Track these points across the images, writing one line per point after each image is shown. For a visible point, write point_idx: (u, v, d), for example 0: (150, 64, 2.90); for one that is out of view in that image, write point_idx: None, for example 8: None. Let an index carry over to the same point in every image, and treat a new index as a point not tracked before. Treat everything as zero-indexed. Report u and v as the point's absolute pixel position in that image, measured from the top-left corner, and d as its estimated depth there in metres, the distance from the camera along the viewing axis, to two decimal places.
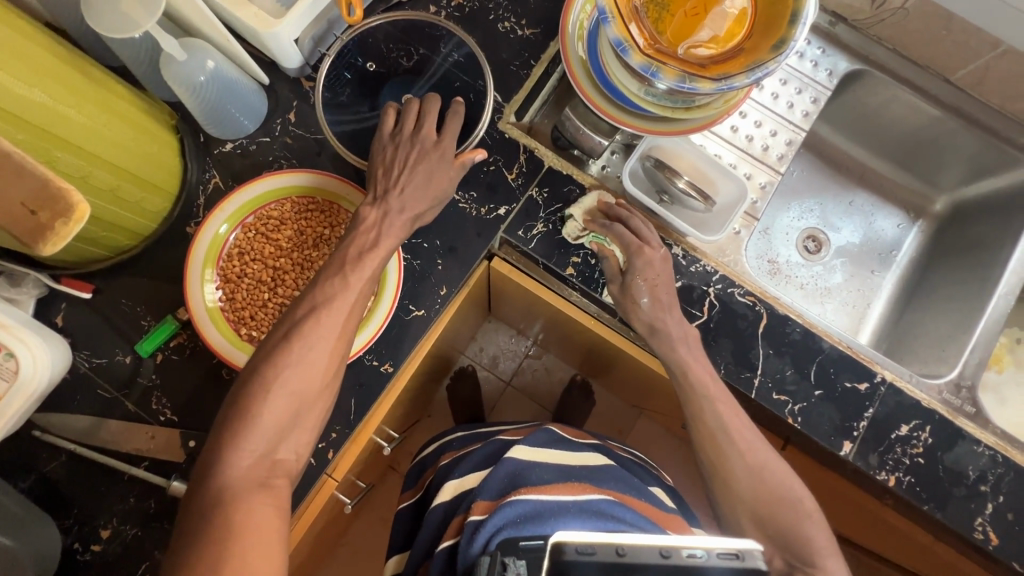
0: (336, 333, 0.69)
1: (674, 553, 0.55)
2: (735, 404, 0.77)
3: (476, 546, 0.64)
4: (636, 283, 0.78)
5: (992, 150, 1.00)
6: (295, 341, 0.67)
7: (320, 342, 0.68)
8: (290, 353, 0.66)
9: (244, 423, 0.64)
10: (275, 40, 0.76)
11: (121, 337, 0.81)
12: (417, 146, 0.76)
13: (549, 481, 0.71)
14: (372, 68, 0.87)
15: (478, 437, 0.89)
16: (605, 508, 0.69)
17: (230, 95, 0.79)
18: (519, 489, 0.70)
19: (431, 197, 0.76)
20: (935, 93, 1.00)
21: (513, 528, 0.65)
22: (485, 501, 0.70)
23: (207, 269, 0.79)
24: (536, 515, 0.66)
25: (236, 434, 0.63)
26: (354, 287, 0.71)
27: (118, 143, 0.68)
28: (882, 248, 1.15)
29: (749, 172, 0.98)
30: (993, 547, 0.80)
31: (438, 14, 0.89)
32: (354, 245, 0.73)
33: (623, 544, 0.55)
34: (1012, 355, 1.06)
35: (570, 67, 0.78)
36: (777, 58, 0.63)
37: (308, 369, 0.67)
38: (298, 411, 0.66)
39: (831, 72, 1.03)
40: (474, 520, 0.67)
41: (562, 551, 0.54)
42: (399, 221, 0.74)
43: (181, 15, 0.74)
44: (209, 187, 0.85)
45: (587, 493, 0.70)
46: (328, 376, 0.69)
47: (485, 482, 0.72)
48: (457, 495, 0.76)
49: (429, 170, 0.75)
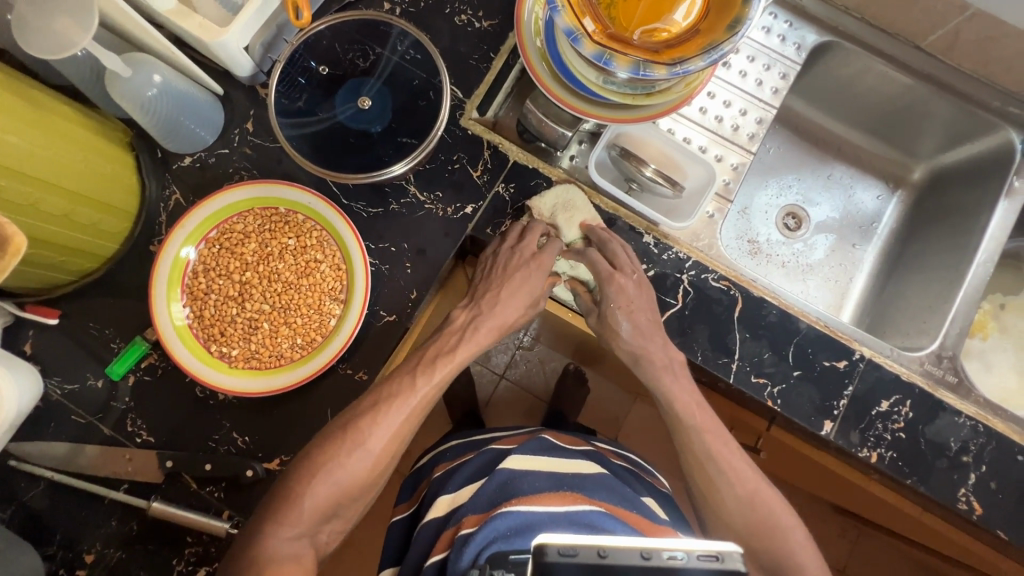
0: (400, 423, 0.71)
1: (654, 554, 0.50)
2: (699, 398, 0.78)
3: (464, 559, 0.62)
4: (612, 313, 0.78)
5: (966, 115, 0.98)
6: (358, 426, 0.70)
7: (377, 431, 0.70)
8: (350, 437, 0.69)
9: (288, 501, 0.67)
10: (224, 50, 0.74)
11: (92, 361, 0.80)
12: (518, 256, 0.78)
13: (538, 489, 0.70)
14: (325, 71, 0.85)
15: (472, 446, 0.89)
16: (595, 520, 0.66)
17: (183, 108, 0.78)
18: (509, 500, 0.69)
19: (521, 306, 0.79)
20: (906, 61, 0.98)
21: (503, 542, 0.63)
22: (474, 515, 0.70)
23: (172, 288, 0.78)
24: (524, 528, 0.64)
25: (278, 512, 0.67)
26: (420, 393, 0.72)
27: (67, 165, 0.66)
28: (863, 221, 1.14)
29: (720, 154, 0.97)
30: (977, 516, 0.80)
31: (393, 11, 0.87)
32: (434, 346, 0.76)
33: (604, 545, 0.51)
34: (996, 321, 1.05)
35: (527, 57, 0.75)
36: (732, 38, 0.61)
37: (365, 455, 0.69)
38: (331, 467, 0.68)
39: (799, 45, 1.01)
40: (464, 534, 0.67)
41: (543, 553, 0.50)
42: (483, 329, 0.77)
43: (122, 30, 0.72)
44: (170, 204, 0.83)
45: (579, 504, 0.69)
46: (381, 460, 0.70)
47: (476, 496, 0.72)
48: (450, 510, 0.75)
49: (524, 279, 0.78)
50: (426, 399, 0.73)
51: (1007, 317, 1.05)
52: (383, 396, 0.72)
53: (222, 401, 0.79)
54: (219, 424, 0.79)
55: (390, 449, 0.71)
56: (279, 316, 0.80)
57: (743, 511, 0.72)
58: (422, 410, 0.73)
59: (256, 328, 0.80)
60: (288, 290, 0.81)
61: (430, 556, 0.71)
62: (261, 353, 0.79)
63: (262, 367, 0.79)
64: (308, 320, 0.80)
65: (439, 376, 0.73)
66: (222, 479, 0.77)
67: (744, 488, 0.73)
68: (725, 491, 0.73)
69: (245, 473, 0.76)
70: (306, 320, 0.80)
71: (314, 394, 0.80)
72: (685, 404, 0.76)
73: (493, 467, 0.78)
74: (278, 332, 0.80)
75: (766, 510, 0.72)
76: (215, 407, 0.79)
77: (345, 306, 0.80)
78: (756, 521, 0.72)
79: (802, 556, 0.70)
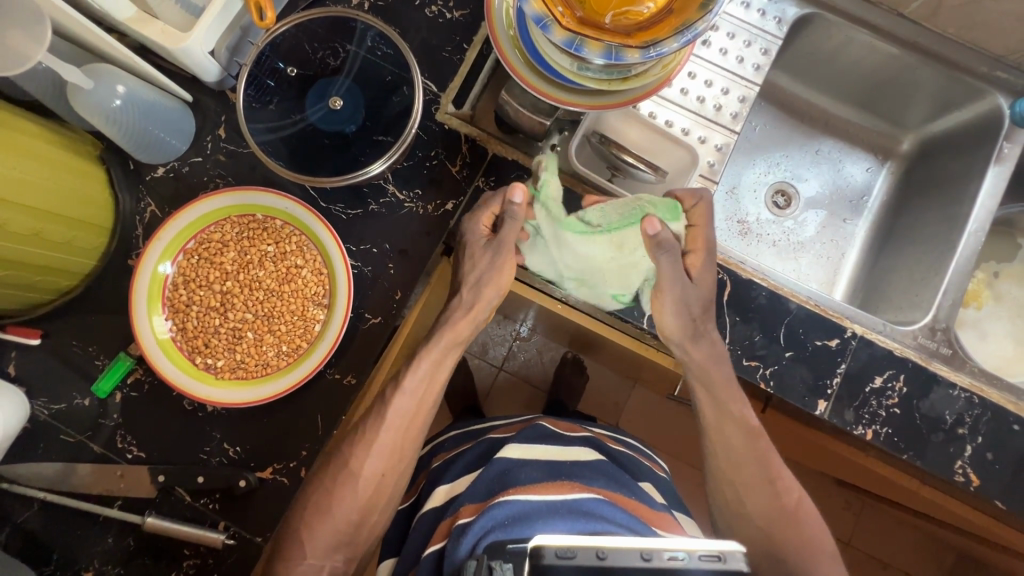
0: (407, 413, 0.73)
1: (655, 555, 0.49)
2: (744, 403, 0.76)
3: (462, 549, 0.60)
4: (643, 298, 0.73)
5: (953, 83, 0.96)
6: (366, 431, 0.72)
7: (385, 434, 0.72)
8: (364, 443, 0.71)
9: (318, 515, 0.69)
10: (189, 56, 0.72)
11: (76, 380, 0.79)
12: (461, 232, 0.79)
13: (536, 480, 0.69)
14: (294, 72, 0.82)
15: (471, 436, 0.89)
16: (593, 507, 0.64)
17: (153, 118, 0.76)
18: (507, 490, 0.67)
19: (493, 274, 0.74)
20: (890, 30, 0.96)
21: (500, 531, 0.61)
22: (472, 505, 0.68)
23: (153, 303, 0.77)
24: (522, 517, 0.62)
25: (309, 523, 0.69)
26: (426, 394, 0.74)
27: (36, 185, 0.65)
28: (852, 195, 1.13)
29: (703, 136, 0.94)
30: (974, 487, 0.80)
31: (362, 7, 0.85)
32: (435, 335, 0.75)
33: (604, 546, 0.50)
34: (990, 290, 1.04)
35: (498, 45, 0.72)
36: (705, 17, 0.58)
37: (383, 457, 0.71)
38: (351, 471, 0.71)
39: (780, 19, 0.98)
40: (462, 524, 0.65)
41: (541, 555, 0.49)
42: (462, 318, 0.74)
43: (80, 39, 0.70)
44: (146, 216, 0.82)
45: (576, 492, 0.67)
46: (394, 461, 0.72)
47: (474, 485, 0.70)
48: (447, 500, 0.74)
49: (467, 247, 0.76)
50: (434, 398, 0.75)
51: (1001, 285, 1.04)
52: (375, 414, 0.73)
53: (211, 412, 0.79)
54: (209, 436, 0.79)
55: (383, 470, 0.71)
56: (263, 324, 0.80)
57: (768, 516, 0.71)
58: (420, 424, 0.74)
59: (240, 338, 0.79)
60: (271, 298, 0.80)
61: (427, 547, 0.69)
62: (247, 363, 0.79)
63: (248, 377, 0.78)
64: (292, 328, 0.79)
65: (403, 387, 0.73)
66: (215, 490, 0.77)
67: (773, 499, 0.72)
68: (752, 497, 0.73)
69: (238, 483, 0.76)
70: (291, 327, 0.79)
71: (302, 401, 0.79)
72: (710, 404, 0.76)
73: (489, 457, 0.78)
74: (263, 340, 0.79)
75: (770, 515, 0.71)
76: (205, 419, 0.79)
77: (329, 310, 0.79)
78: (786, 522, 0.71)
79: (803, 535, 0.70)
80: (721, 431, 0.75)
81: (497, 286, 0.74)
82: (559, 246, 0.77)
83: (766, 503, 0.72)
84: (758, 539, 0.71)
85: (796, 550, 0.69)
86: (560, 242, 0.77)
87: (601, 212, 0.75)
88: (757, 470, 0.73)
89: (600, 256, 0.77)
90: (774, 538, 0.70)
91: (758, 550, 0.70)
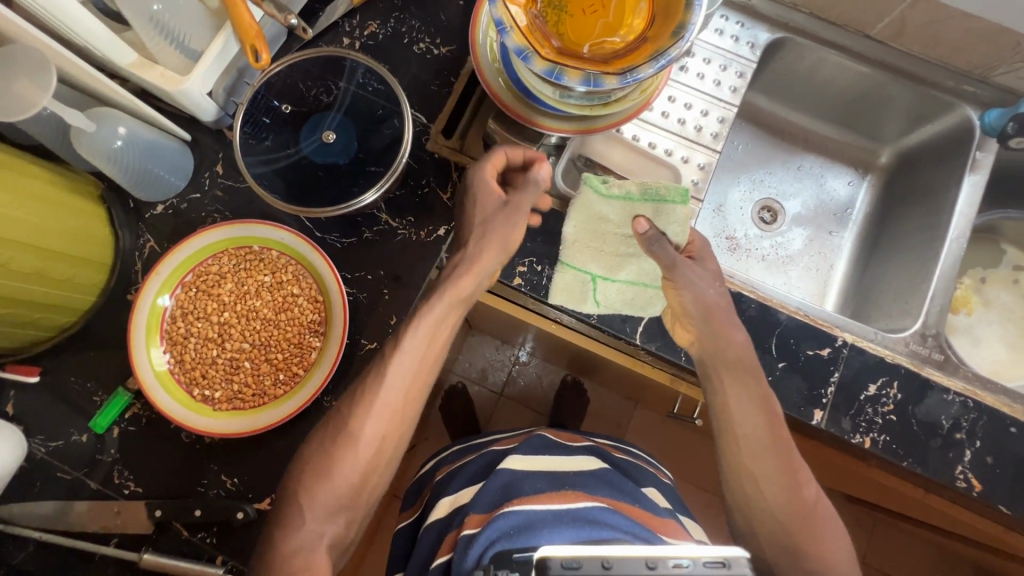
0: (409, 374, 0.71)
1: (660, 563, 0.48)
2: (766, 390, 0.75)
3: (469, 560, 0.60)
4: None
5: (924, 98, 1.00)
6: (366, 396, 0.70)
7: (387, 396, 0.70)
8: (366, 408, 0.69)
9: (320, 478, 0.68)
10: (187, 97, 0.76)
11: (73, 417, 0.79)
12: (474, 181, 0.75)
13: (539, 490, 0.69)
14: (288, 109, 0.85)
15: (471, 449, 0.88)
16: (597, 515, 0.64)
17: (153, 156, 0.79)
18: (512, 500, 0.67)
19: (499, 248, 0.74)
20: (859, 50, 1.00)
21: (506, 541, 0.61)
22: (478, 515, 0.67)
23: (151, 335, 0.78)
24: (527, 527, 0.62)
25: (311, 487, 0.68)
26: (428, 351, 0.72)
27: (35, 224, 0.67)
28: (837, 209, 1.16)
29: (686, 156, 0.96)
30: (977, 493, 0.80)
31: (352, 45, 0.90)
32: (444, 293, 0.72)
33: (609, 556, 0.49)
34: (979, 296, 1.05)
35: (483, 79, 0.76)
36: (678, 44, 0.62)
37: (384, 417, 0.70)
38: (354, 434, 0.69)
39: (752, 44, 1.03)
40: (467, 534, 0.64)
41: (546, 567, 0.49)
42: (468, 275, 0.72)
43: (82, 85, 0.73)
44: (145, 251, 0.84)
45: (580, 501, 0.66)
46: (394, 427, 0.71)
47: (480, 495, 0.69)
48: (452, 510, 0.73)
49: (479, 194, 0.75)
50: (433, 355, 0.73)
51: (989, 290, 1.05)
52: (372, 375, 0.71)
53: (209, 444, 0.79)
54: (207, 469, 0.79)
55: (384, 432, 0.70)
56: (260, 353, 0.81)
57: (787, 508, 0.70)
58: (419, 384, 0.73)
59: (238, 367, 0.80)
60: (267, 326, 0.81)
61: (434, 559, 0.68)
62: (244, 394, 0.79)
63: (244, 407, 0.78)
64: (288, 356, 0.80)
65: (408, 347, 0.70)
66: (213, 523, 0.76)
67: (794, 492, 0.71)
68: (771, 489, 0.71)
69: (235, 515, 0.75)
70: (287, 355, 0.80)
71: (299, 429, 0.79)
72: (733, 389, 0.74)
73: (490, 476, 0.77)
74: (260, 370, 0.80)
75: (786, 520, 0.70)
76: (202, 451, 0.79)
77: (324, 338, 0.80)
78: (804, 512, 0.70)
79: (823, 540, 0.70)
80: (745, 428, 0.73)
81: (499, 243, 0.74)
82: (582, 206, 0.81)
83: (786, 496, 0.70)
84: (775, 530, 0.70)
85: (811, 543, 0.69)
86: (582, 202, 0.81)
87: (622, 183, 0.80)
88: (779, 463, 0.71)
89: (612, 223, 0.81)
90: (789, 529, 0.70)
91: (776, 541, 0.70)
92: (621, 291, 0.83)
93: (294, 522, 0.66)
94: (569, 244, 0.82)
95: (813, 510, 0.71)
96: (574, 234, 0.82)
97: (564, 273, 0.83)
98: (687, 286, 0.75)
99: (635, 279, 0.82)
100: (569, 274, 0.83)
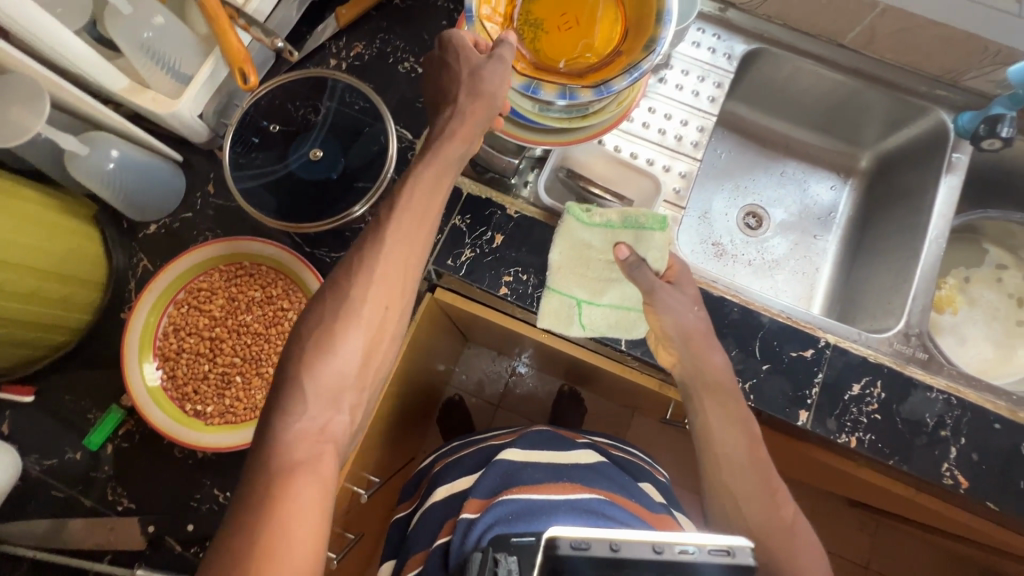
0: (405, 244, 0.66)
1: (666, 548, 0.50)
2: (747, 413, 0.77)
3: (470, 540, 0.62)
4: None
5: (898, 103, 1.03)
6: (361, 266, 0.64)
7: (383, 265, 0.64)
8: (363, 274, 0.64)
9: (322, 355, 0.61)
10: (179, 119, 0.78)
11: (67, 435, 0.80)
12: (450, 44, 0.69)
13: (538, 480, 0.70)
14: (275, 128, 0.87)
15: (469, 443, 0.88)
16: (597, 506, 0.66)
17: (147, 177, 0.82)
18: (510, 489, 0.69)
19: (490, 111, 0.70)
20: (833, 59, 1.03)
21: (504, 525, 0.63)
22: (477, 500, 0.69)
23: (144, 351, 0.80)
24: (526, 512, 0.65)
25: (311, 363, 0.61)
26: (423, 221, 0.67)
27: (32, 246, 0.69)
28: (821, 213, 1.17)
29: (668, 164, 0.99)
30: (965, 490, 0.80)
31: (339, 66, 0.93)
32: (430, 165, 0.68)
33: (617, 539, 0.50)
34: (963, 295, 1.06)
35: None
36: (649, 57, 0.64)
37: (384, 287, 0.64)
38: (352, 306, 0.63)
39: (729, 55, 1.06)
40: (466, 518, 0.66)
41: (556, 546, 0.50)
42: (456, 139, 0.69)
43: (76, 110, 0.75)
44: (138, 270, 0.86)
45: (579, 492, 0.69)
46: (394, 299, 0.65)
47: (479, 483, 0.71)
48: (451, 494, 0.76)
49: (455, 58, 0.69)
50: (428, 227, 0.68)
51: (973, 289, 1.06)
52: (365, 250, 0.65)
53: (200, 458, 0.80)
54: (200, 483, 0.79)
55: (385, 300, 0.64)
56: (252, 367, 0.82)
57: (765, 525, 0.71)
58: (417, 257, 0.67)
59: (229, 382, 0.82)
60: (259, 341, 0.83)
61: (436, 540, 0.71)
62: (235, 408, 0.80)
63: (236, 421, 0.80)
64: None
65: (403, 212, 0.66)
66: (205, 538, 0.78)
67: (771, 510, 0.71)
68: (749, 504, 0.72)
69: None
70: None
71: None
72: (713, 412, 0.77)
73: None
74: (251, 383, 0.81)
75: (768, 530, 0.70)
76: (194, 466, 0.80)
77: None
78: (781, 529, 0.70)
79: (799, 555, 0.69)
80: (724, 446, 0.75)
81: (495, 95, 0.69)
82: (565, 232, 0.84)
83: (763, 514, 0.71)
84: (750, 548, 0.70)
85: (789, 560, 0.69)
86: (567, 229, 0.84)
87: (603, 212, 0.84)
88: (758, 480, 0.73)
89: (595, 249, 0.84)
90: (767, 546, 0.70)
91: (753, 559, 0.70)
92: (603, 317, 0.84)
93: (296, 408, 0.58)
94: (556, 269, 0.84)
95: (792, 524, 0.71)
96: (559, 260, 0.84)
97: (550, 298, 0.83)
98: (664, 310, 0.78)
99: (619, 304, 0.84)
100: (554, 299, 0.83)
